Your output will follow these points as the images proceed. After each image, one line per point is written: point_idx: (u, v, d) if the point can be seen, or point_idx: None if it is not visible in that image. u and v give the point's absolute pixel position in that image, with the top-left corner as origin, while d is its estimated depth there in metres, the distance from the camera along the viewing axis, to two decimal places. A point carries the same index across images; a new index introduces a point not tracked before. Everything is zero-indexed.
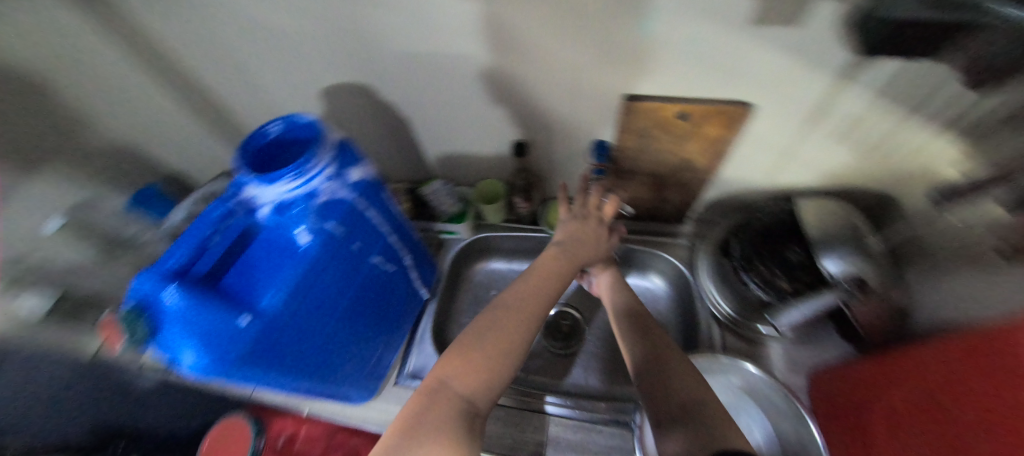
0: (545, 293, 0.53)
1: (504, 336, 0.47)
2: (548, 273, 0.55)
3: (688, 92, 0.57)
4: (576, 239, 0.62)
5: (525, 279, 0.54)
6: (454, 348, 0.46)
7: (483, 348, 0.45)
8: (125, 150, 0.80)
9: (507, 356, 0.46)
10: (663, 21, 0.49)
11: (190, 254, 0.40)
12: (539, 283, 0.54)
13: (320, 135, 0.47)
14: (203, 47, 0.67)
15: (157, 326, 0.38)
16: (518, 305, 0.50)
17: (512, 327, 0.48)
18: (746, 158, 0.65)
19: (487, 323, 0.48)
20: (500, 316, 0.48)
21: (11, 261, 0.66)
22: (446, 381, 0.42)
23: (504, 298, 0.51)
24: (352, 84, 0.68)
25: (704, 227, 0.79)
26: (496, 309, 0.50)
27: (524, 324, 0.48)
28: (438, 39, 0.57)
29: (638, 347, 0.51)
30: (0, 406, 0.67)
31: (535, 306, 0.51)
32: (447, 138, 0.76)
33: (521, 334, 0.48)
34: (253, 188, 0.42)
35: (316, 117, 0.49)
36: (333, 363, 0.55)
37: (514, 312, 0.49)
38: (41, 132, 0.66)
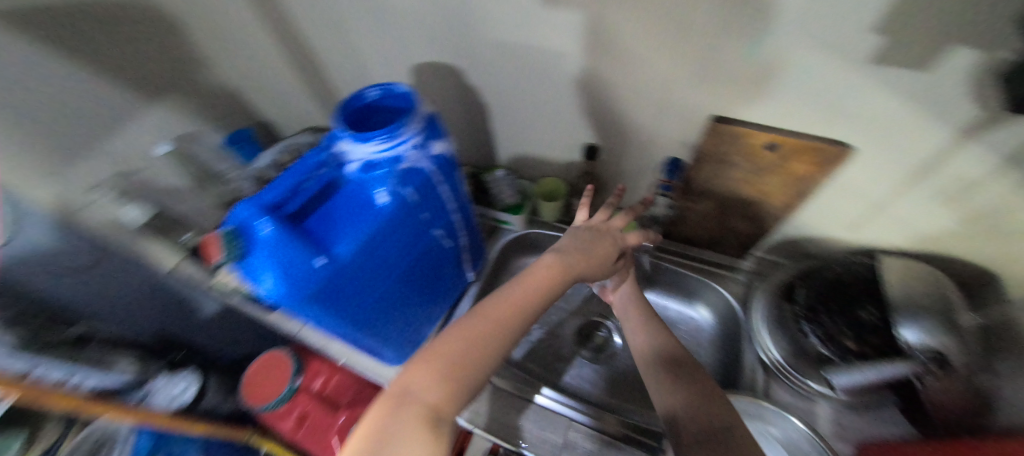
0: (525, 312, 0.52)
1: (479, 349, 0.47)
2: (536, 285, 0.54)
3: (781, 124, 0.54)
4: (585, 251, 0.58)
5: (513, 286, 0.54)
6: (424, 356, 0.46)
7: (451, 359, 0.45)
8: (229, 95, 0.95)
9: (472, 368, 0.46)
10: (774, 45, 0.47)
11: (285, 193, 0.45)
12: (528, 289, 0.53)
13: (413, 106, 0.50)
14: (318, 10, 0.72)
15: (249, 250, 0.44)
16: (494, 319, 0.50)
17: (487, 341, 0.48)
18: (831, 204, 0.61)
19: (463, 332, 0.48)
20: (471, 328, 0.48)
21: (121, 174, 0.77)
22: (412, 390, 0.43)
23: (481, 311, 0.50)
24: (442, 64, 0.71)
25: (767, 266, 0.75)
26: (472, 320, 0.49)
27: (497, 338, 0.48)
28: (536, 34, 0.58)
29: (663, 370, 0.53)
30: (95, 296, 0.78)
31: (510, 320, 0.50)
32: (520, 131, 0.78)
33: (494, 347, 0.48)
34: (349, 144, 0.47)
35: (412, 90, 0.52)
36: (382, 321, 0.58)
37: (490, 323, 0.49)
38: (158, 66, 0.80)
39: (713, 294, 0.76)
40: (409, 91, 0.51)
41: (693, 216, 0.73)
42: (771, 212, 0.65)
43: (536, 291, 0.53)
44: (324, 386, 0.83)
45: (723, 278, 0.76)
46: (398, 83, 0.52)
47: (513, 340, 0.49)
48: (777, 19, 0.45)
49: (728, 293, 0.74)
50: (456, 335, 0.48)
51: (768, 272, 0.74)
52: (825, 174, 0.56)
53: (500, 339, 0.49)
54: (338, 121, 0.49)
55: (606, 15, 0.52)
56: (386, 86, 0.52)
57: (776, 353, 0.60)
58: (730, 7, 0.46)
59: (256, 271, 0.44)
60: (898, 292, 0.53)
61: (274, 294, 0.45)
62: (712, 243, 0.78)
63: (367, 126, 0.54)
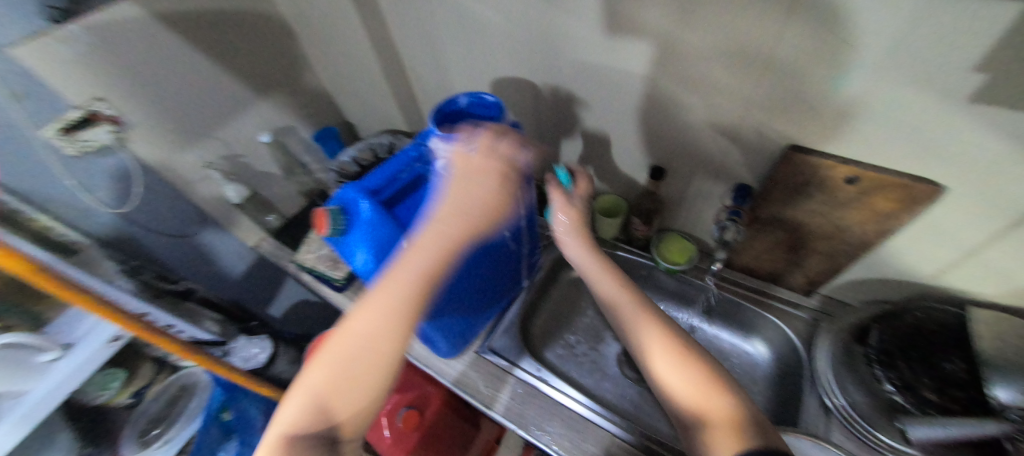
0: (398, 310, 0.44)
1: (368, 357, 0.43)
2: (409, 276, 0.45)
3: (864, 158, 0.54)
4: (463, 212, 0.48)
5: (384, 280, 0.45)
6: (303, 381, 0.43)
7: (333, 383, 0.43)
8: (319, 98, 1.09)
9: (361, 386, 0.43)
10: (861, 79, 0.47)
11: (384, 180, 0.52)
12: (401, 281, 0.45)
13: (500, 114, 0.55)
14: (413, 26, 0.79)
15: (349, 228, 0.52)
16: (370, 327, 0.44)
17: (376, 346, 0.44)
18: (917, 246, 0.58)
19: (338, 346, 0.43)
20: (343, 341, 0.43)
21: (230, 156, 0.94)
22: (302, 426, 0.42)
23: (351, 318, 0.44)
24: (522, 80, 0.76)
25: (833, 306, 0.73)
26: (344, 333, 0.44)
27: (374, 346, 0.43)
28: (617, 56, 0.62)
29: (631, 313, 0.54)
30: (200, 257, 0.99)
31: (381, 327, 0.44)
32: (587, 147, 0.81)
33: (380, 356, 0.44)
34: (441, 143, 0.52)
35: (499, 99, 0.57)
36: (445, 307, 0.64)
37: (363, 331, 0.44)
38: (266, 69, 0.94)
39: (772, 327, 0.74)
40: (496, 100, 0.56)
41: (758, 245, 0.72)
42: (845, 249, 0.63)
43: (410, 281, 0.45)
44: None
45: (787, 313, 0.74)
46: (487, 92, 0.57)
47: (393, 347, 0.44)
48: (866, 54, 0.45)
49: (789, 329, 0.72)
50: (337, 347, 0.44)
51: (834, 311, 0.72)
52: (911, 214, 0.54)
53: (394, 338, 0.44)
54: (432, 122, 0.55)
55: (685, 43, 0.54)
56: (477, 94, 0.57)
57: (842, 399, 0.57)
58: (815, 40, 0.46)
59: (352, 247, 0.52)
60: (989, 345, 0.50)
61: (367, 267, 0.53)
62: (776, 277, 0.75)
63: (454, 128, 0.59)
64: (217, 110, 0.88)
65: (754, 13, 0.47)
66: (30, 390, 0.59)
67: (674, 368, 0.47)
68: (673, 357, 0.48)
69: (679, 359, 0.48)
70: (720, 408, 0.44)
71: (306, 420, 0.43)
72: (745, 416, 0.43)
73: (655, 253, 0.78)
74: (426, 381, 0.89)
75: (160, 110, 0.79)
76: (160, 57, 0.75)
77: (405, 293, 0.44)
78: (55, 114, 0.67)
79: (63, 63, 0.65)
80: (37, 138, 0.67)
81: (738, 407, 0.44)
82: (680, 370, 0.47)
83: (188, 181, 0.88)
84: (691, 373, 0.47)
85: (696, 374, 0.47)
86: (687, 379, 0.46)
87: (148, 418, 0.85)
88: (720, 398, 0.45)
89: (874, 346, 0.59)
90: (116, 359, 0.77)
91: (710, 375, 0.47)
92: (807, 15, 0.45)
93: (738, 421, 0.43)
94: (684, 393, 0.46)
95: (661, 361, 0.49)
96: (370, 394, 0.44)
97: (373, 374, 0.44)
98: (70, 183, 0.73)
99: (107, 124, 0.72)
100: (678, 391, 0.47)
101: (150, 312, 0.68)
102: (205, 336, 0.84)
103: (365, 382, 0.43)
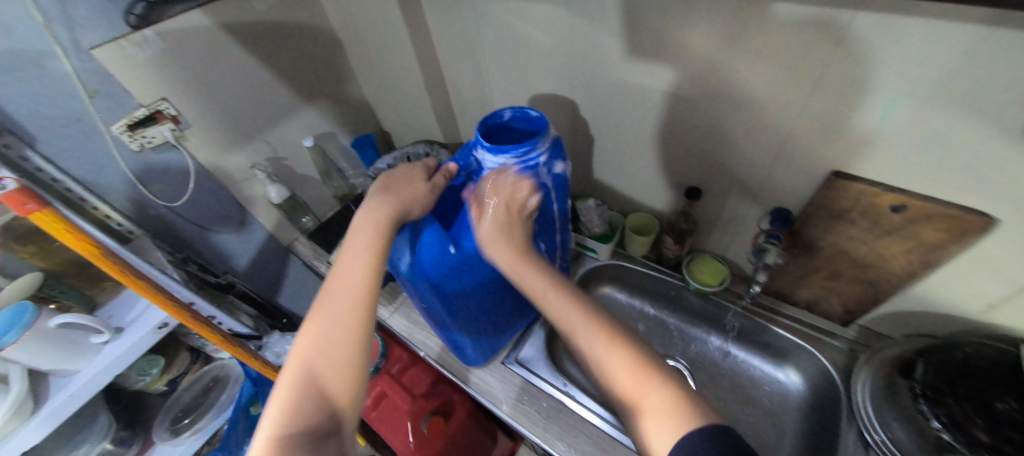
0: (359, 284, 0.51)
1: (337, 338, 0.48)
2: (356, 253, 0.52)
3: (911, 186, 0.52)
4: (401, 193, 0.55)
5: (339, 267, 0.52)
6: (286, 373, 0.47)
7: (315, 364, 0.47)
8: (362, 108, 1.14)
9: (340, 362, 0.47)
10: (910, 106, 0.47)
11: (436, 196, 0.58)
12: (354, 261, 0.52)
13: (543, 129, 0.58)
14: (459, 43, 0.83)
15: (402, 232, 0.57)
16: (341, 307, 0.50)
17: (342, 329, 0.49)
18: (966, 283, 0.56)
19: (314, 331, 0.48)
20: (318, 323, 0.49)
21: (274, 159, 0.99)
22: (290, 414, 0.44)
23: (322, 305, 0.50)
24: (561, 98, 0.78)
25: (871, 338, 0.71)
26: (317, 319, 0.49)
27: (345, 321, 0.49)
28: (658, 77, 0.63)
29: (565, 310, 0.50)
30: (242, 254, 1.03)
31: (346, 302, 0.50)
32: (622, 165, 0.81)
33: (354, 327, 0.49)
34: (486, 155, 0.56)
35: (543, 113, 0.60)
36: (479, 316, 0.67)
37: (333, 311, 0.49)
38: (314, 79, 0.98)
39: (807, 356, 0.73)
40: (540, 114, 0.58)
41: (794, 269, 0.71)
42: (888, 279, 0.62)
43: (361, 259, 0.52)
44: (402, 373, 0.90)
45: (822, 342, 0.72)
46: (531, 106, 0.60)
47: (360, 317, 0.50)
48: (915, 81, 0.45)
49: (824, 357, 0.71)
50: (309, 339, 0.48)
51: (871, 343, 0.70)
52: (960, 245, 0.52)
53: (356, 317, 0.49)
54: (480, 133, 0.59)
55: (728, 66, 0.55)
56: (521, 109, 0.60)
57: (882, 434, 0.56)
58: (863, 65, 0.47)
59: (400, 249, 0.56)
60: None
61: (414, 269, 0.56)
62: (811, 303, 0.74)
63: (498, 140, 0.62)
64: (266, 115, 0.93)
65: (800, 38, 0.49)
66: (81, 370, 0.63)
67: (608, 352, 0.46)
68: (602, 338, 0.47)
69: (609, 340, 0.46)
70: (658, 393, 0.42)
71: (292, 415, 0.44)
72: (684, 396, 0.42)
73: (685, 273, 0.80)
74: (450, 389, 0.90)
75: (216, 112, 0.83)
76: (220, 63, 0.80)
77: (361, 272, 0.51)
78: (124, 111, 0.72)
79: (137, 66, 0.70)
80: (107, 132, 0.71)
81: (677, 386, 0.43)
82: (614, 357, 0.45)
83: (234, 180, 0.92)
84: (624, 357, 0.45)
85: (628, 355, 0.45)
86: (622, 363, 0.45)
87: (180, 407, 0.90)
88: (657, 384, 0.43)
89: (918, 379, 0.57)
90: (156, 346, 0.85)
91: (642, 359, 0.45)
92: (856, 40, 0.46)
93: (676, 402, 0.41)
94: (623, 381, 0.44)
95: (591, 345, 0.47)
96: (349, 375, 0.47)
97: (346, 355, 0.47)
98: (130, 176, 0.77)
99: (170, 122, 0.76)
100: (616, 376, 0.45)
101: (196, 301, 0.73)
102: (242, 329, 0.86)
103: (341, 362, 0.47)
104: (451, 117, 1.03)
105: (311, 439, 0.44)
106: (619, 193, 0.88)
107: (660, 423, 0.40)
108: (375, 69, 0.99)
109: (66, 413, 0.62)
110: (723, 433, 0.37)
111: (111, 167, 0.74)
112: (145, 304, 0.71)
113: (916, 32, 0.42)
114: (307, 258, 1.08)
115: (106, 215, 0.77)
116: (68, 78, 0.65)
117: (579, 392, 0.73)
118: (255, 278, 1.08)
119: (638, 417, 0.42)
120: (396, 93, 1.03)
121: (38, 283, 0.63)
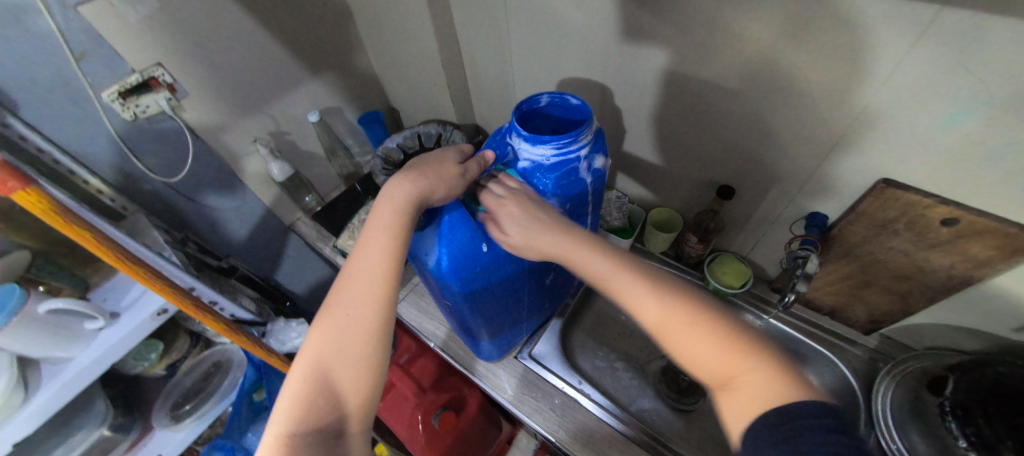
0: (376, 273, 0.47)
1: (352, 332, 0.45)
2: (375, 239, 0.48)
3: (965, 199, 0.49)
4: (432, 175, 0.51)
5: (357, 254, 0.48)
6: (296, 367, 0.44)
7: (326, 360, 0.43)
8: (369, 82, 1.08)
9: (353, 359, 0.44)
10: (984, 116, 0.43)
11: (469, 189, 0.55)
12: (371, 246, 0.48)
13: (587, 118, 0.54)
14: (482, 17, 0.77)
15: (429, 223, 0.53)
16: (355, 298, 0.46)
17: (357, 320, 0.45)
18: (1006, 300, 0.54)
19: (326, 323, 0.45)
20: (331, 314, 0.46)
21: (275, 132, 0.93)
22: (300, 413, 0.42)
23: (335, 295, 0.47)
24: (589, 82, 0.73)
25: (893, 348, 0.70)
26: (330, 309, 0.46)
27: (361, 312, 0.45)
28: (703, 67, 0.58)
29: (632, 284, 0.46)
30: (243, 232, 0.98)
31: (362, 293, 0.46)
32: (649, 157, 0.78)
33: (368, 323, 0.45)
34: (523, 144, 0.52)
35: (585, 101, 0.56)
36: (501, 314, 0.65)
37: (347, 302, 0.46)
38: (320, 48, 0.92)
39: (826, 363, 0.72)
40: (581, 102, 0.56)
41: (823, 276, 0.69)
42: (924, 291, 0.60)
43: (380, 244, 0.48)
44: (411, 363, 0.90)
45: (843, 350, 0.71)
46: (570, 93, 0.57)
47: (375, 309, 0.46)
48: (997, 88, 0.41)
49: (846, 366, 0.70)
50: (322, 329, 0.45)
51: (893, 354, 0.69)
52: (1010, 262, 0.50)
53: (374, 308, 0.46)
54: (514, 119, 0.55)
55: (786, 60, 0.51)
56: (561, 95, 0.57)
57: (899, 444, 0.57)
58: (939, 68, 0.42)
59: (427, 244, 0.53)
60: None
61: (439, 266, 0.52)
62: (834, 310, 0.73)
63: (532, 127, 0.59)
64: (269, 85, 0.87)
65: (873, 32, 0.44)
66: (75, 358, 0.60)
67: (686, 333, 0.42)
68: (677, 317, 0.42)
69: (685, 319, 0.42)
70: (750, 373, 0.38)
71: (304, 412, 0.42)
72: (785, 378, 0.37)
73: (706, 272, 0.79)
74: (461, 383, 0.91)
75: (217, 80, 0.78)
76: (221, 26, 0.74)
77: (378, 260, 0.47)
78: (116, 77, 0.66)
79: (130, 27, 0.64)
80: (95, 100, 0.65)
81: (771, 366, 0.38)
82: (692, 332, 0.41)
83: (234, 154, 0.87)
84: (701, 336, 0.41)
85: (709, 333, 0.41)
86: (702, 342, 0.41)
87: (181, 392, 0.90)
88: (751, 363, 0.38)
89: (949, 397, 0.56)
90: (156, 330, 0.84)
91: (726, 336, 0.40)
92: (937, 40, 0.41)
93: (768, 385, 0.37)
94: (708, 358, 0.40)
95: (668, 325, 0.43)
96: (364, 374, 0.44)
97: (361, 351, 0.44)
98: (121, 146, 0.71)
99: (165, 90, 0.71)
100: (695, 356, 0.41)
101: (196, 287, 0.70)
102: (244, 315, 0.83)
103: (355, 359, 0.44)
104: (465, 96, 0.98)
105: (324, 440, 0.42)
106: (641, 185, 0.86)
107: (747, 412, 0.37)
108: (386, 40, 0.93)
109: (58, 405, 0.59)
110: (778, 420, 0.34)
111: (101, 137, 0.69)
112: (141, 289, 0.67)
113: (1008, 36, 0.38)
114: (310, 239, 1.05)
115: (97, 189, 0.72)
116: (53, 37, 0.59)
117: (593, 389, 0.71)
118: (254, 257, 1.04)
119: (722, 395, 0.39)
120: (407, 69, 0.97)
121: (26, 262, 0.59)
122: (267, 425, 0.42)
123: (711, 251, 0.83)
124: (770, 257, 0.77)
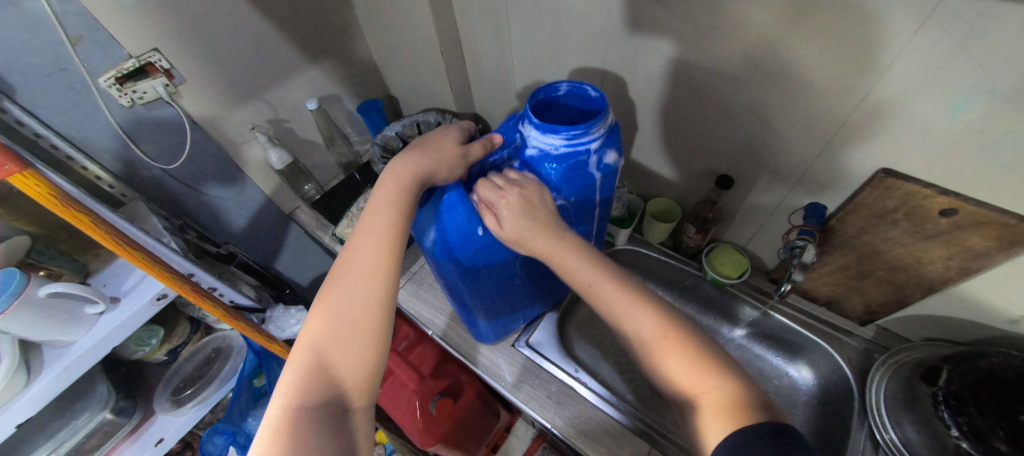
0: (383, 247, 0.48)
1: (359, 304, 0.45)
2: (381, 213, 0.48)
3: (964, 190, 0.49)
4: (434, 154, 0.52)
5: (363, 228, 0.49)
6: (303, 340, 0.44)
7: (334, 330, 0.44)
8: (368, 70, 1.07)
9: (360, 329, 0.44)
10: (986, 105, 0.42)
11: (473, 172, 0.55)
12: (377, 219, 0.48)
13: (604, 111, 0.53)
14: (479, 4, 0.76)
15: (430, 201, 0.54)
16: (361, 270, 0.47)
17: (364, 292, 0.46)
18: (1006, 292, 0.53)
19: (333, 295, 0.45)
20: (339, 285, 0.46)
21: (273, 121, 0.93)
22: (309, 385, 0.42)
23: (342, 267, 0.47)
24: (588, 70, 0.73)
25: (889, 339, 0.70)
26: (337, 281, 0.46)
27: (367, 285, 0.46)
28: (704, 53, 0.57)
29: (615, 297, 0.47)
30: (245, 220, 0.99)
31: (370, 266, 0.47)
32: (649, 146, 0.78)
33: (375, 296, 0.46)
34: (534, 133, 0.51)
35: (603, 92, 0.55)
36: (498, 299, 0.66)
37: (354, 274, 0.46)
38: (317, 34, 0.91)
39: (822, 353, 0.72)
40: (600, 94, 0.55)
41: (822, 267, 0.69)
42: (921, 282, 0.60)
43: (385, 216, 0.48)
44: (409, 351, 0.92)
45: (839, 340, 0.72)
46: (590, 84, 0.56)
47: (381, 282, 0.47)
48: (1000, 77, 0.40)
49: (841, 357, 0.70)
50: (330, 300, 0.45)
51: (890, 345, 0.70)
52: (1007, 254, 0.50)
53: (381, 277, 0.47)
54: (529, 107, 0.55)
55: (787, 47, 0.50)
56: (579, 84, 0.56)
57: (891, 433, 0.57)
58: (939, 57, 0.42)
59: (425, 222, 0.54)
60: None
61: (435, 246, 0.54)
62: (831, 301, 0.73)
63: (548, 117, 0.59)
64: (267, 72, 0.87)
65: (875, 17, 0.43)
66: (77, 342, 0.61)
67: (663, 348, 0.44)
68: (655, 331, 0.45)
69: (662, 335, 0.44)
70: (715, 391, 0.41)
71: (310, 383, 0.42)
72: (743, 397, 0.39)
73: (704, 263, 0.79)
74: (459, 370, 0.92)
75: (214, 66, 0.77)
76: (216, 11, 0.73)
77: (383, 234, 0.48)
78: (113, 62, 0.66)
79: (125, 13, 0.63)
80: (93, 86, 0.65)
81: (735, 383, 0.41)
82: (666, 349, 0.44)
83: (233, 142, 0.88)
84: (677, 352, 0.43)
85: (683, 349, 0.43)
86: (676, 358, 0.43)
87: (183, 377, 0.92)
88: (716, 381, 0.41)
89: (942, 387, 0.57)
90: (156, 317, 0.86)
91: (698, 353, 0.43)
92: (941, 26, 0.40)
93: (734, 401, 0.39)
94: (678, 377, 0.42)
95: (646, 339, 0.45)
96: (371, 345, 0.44)
97: (368, 323, 0.45)
98: (120, 133, 0.71)
99: (162, 76, 0.70)
100: (667, 370, 0.43)
101: (196, 273, 0.71)
102: (243, 301, 0.84)
103: (362, 330, 0.44)
104: (466, 85, 0.97)
105: (332, 414, 0.41)
106: (640, 176, 0.86)
107: (717, 426, 0.38)
108: (383, 26, 0.92)
109: (59, 389, 0.59)
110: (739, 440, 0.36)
111: (99, 125, 0.69)
112: (142, 273, 0.67)
113: (1011, 20, 0.37)
114: (310, 228, 1.06)
115: (96, 176, 0.72)
116: (47, 21, 0.58)
117: (590, 378, 0.71)
118: (254, 245, 1.05)
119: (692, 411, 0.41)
120: (404, 57, 0.97)
121: (26, 247, 0.60)
122: (273, 397, 0.42)
123: (709, 241, 0.84)
124: (769, 247, 0.77)
